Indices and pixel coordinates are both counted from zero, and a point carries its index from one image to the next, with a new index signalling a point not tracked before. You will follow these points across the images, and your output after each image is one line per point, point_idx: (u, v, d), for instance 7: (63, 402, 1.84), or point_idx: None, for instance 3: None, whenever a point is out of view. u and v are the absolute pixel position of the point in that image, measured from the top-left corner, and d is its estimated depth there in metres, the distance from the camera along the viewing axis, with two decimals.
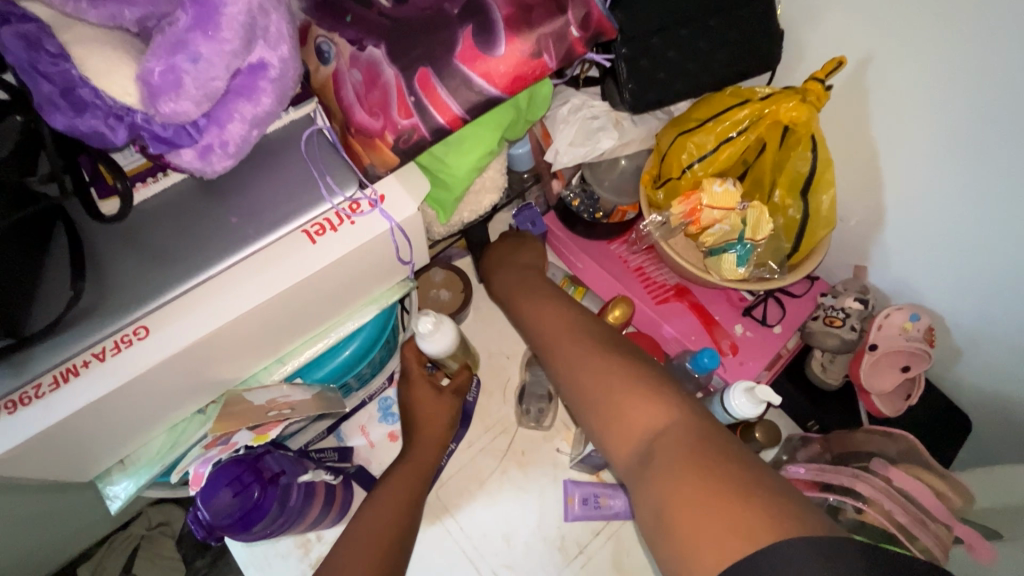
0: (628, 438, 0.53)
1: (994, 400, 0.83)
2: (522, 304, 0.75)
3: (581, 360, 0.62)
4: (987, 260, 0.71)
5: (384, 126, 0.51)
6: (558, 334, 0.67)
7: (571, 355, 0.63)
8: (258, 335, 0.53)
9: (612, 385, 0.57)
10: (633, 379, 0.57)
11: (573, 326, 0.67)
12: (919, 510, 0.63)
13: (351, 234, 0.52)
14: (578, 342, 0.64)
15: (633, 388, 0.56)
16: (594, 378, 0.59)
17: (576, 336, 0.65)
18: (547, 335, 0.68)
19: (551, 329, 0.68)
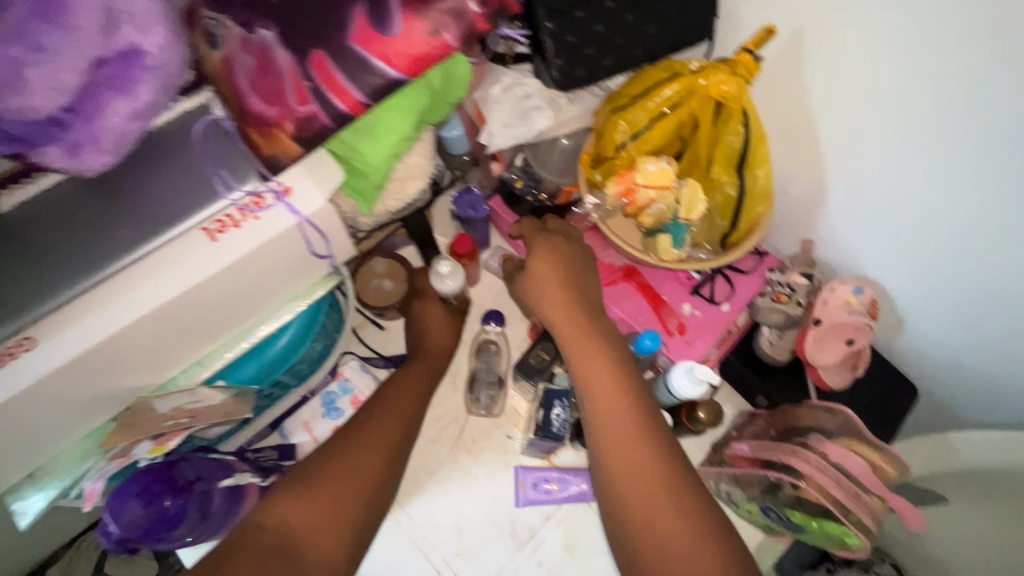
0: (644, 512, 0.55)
1: (939, 367, 0.84)
2: (561, 323, 0.67)
3: (620, 435, 0.59)
4: (926, 229, 0.71)
5: (280, 114, 0.48)
6: (603, 388, 0.62)
7: (600, 396, 0.62)
8: (164, 341, 0.51)
9: (653, 486, 0.56)
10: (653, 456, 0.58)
11: (604, 355, 0.64)
12: (853, 484, 0.63)
13: (255, 230, 0.50)
14: (622, 407, 0.60)
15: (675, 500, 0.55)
16: (631, 465, 0.57)
17: (622, 397, 0.61)
18: (587, 382, 0.63)
19: (577, 350, 0.66)
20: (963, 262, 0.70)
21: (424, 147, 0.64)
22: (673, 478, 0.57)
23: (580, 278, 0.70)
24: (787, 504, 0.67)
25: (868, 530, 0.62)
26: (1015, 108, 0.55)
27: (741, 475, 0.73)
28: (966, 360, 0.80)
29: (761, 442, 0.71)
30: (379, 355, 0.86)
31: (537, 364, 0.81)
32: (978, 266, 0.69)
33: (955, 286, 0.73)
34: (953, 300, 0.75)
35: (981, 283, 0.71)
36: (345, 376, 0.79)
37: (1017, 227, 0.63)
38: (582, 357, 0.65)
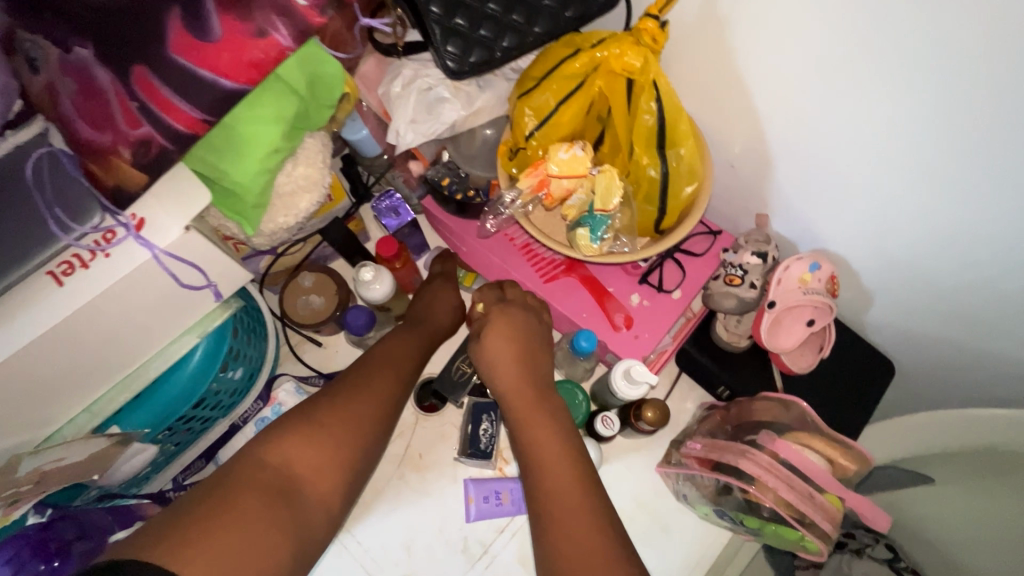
0: None
1: (913, 341, 0.77)
2: (511, 398, 0.63)
3: (569, 519, 0.52)
4: (883, 194, 0.64)
5: (114, 140, 0.44)
6: (550, 473, 0.56)
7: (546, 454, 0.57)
8: (29, 393, 0.48)
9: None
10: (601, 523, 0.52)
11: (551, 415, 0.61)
12: (807, 484, 0.58)
13: (106, 270, 0.46)
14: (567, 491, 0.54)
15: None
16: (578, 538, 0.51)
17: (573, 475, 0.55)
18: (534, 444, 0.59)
19: (524, 413, 0.61)
20: (924, 226, 0.64)
21: (312, 156, 0.59)
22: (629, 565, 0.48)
23: (531, 346, 0.68)
24: (740, 509, 0.62)
25: (827, 534, 0.57)
26: (964, 56, 0.48)
27: (694, 475, 0.68)
28: (940, 333, 0.73)
29: (712, 440, 0.65)
30: (316, 373, 0.82)
31: (459, 379, 0.78)
32: (940, 229, 0.63)
33: (918, 252, 0.67)
34: (918, 268, 0.69)
35: (946, 249, 0.64)
36: (278, 401, 0.74)
37: (980, 187, 0.56)
38: (530, 423, 0.60)
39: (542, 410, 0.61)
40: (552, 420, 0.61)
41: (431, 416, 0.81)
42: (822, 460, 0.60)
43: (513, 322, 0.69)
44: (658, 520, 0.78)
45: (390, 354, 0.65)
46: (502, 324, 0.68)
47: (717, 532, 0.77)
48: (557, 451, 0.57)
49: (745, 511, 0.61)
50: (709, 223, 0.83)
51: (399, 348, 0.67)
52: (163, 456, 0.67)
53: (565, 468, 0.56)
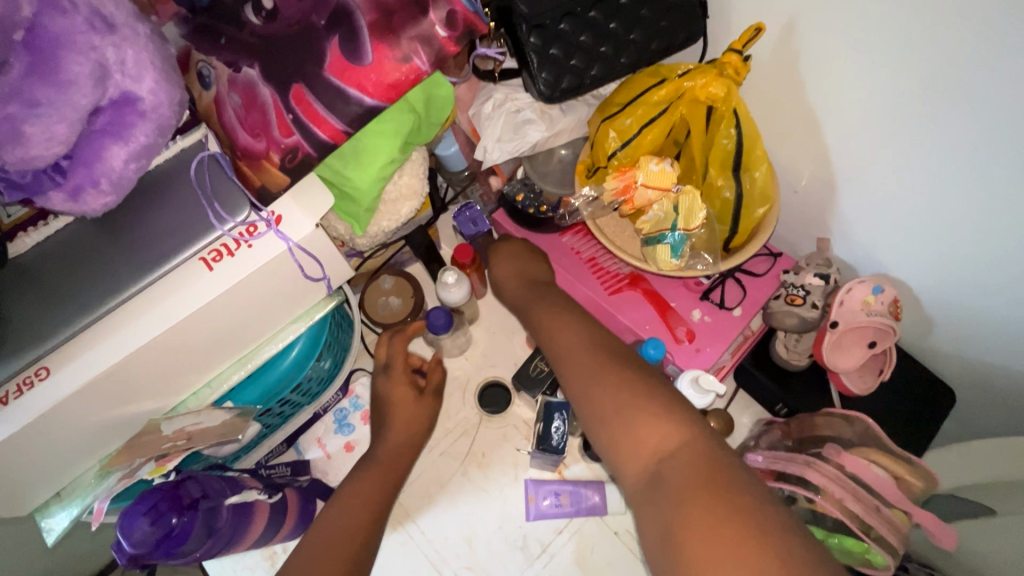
0: (637, 453, 0.50)
1: (975, 372, 0.78)
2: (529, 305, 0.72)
3: (588, 374, 0.57)
4: (950, 226, 0.67)
5: (267, 146, 0.51)
6: (565, 349, 0.62)
7: (560, 333, 0.64)
8: (171, 365, 0.54)
9: (640, 426, 0.51)
10: (615, 371, 0.56)
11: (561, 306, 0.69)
12: (872, 497, 0.60)
13: (248, 258, 0.52)
14: (595, 366, 0.57)
15: (668, 432, 0.49)
16: (598, 384, 0.56)
17: (582, 342, 0.61)
18: (547, 332, 0.66)
19: (537, 313, 0.69)
20: (991, 259, 0.66)
21: (415, 168, 0.65)
22: (652, 401, 0.53)
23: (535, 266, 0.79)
24: (805, 520, 0.63)
25: (893, 547, 0.59)
26: None
27: None
28: (1006, 366, 0.74)
29: (775, 453, 0.67)
30: None
31: (536, 375, 0.83)
32: (1007, 265, 0.65)
33: (984, 283, 0.69)
34: (985, 299, 0.70)
35: (1012, 283, 0.66)
36: (356, 393, 0.82)
37: None
38: (542, 318, 0.68)
39: (558, 314, 0.67)
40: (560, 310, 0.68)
41: (494, 418, 0.85)
42: (892, 477, 0.61)
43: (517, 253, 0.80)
44: None
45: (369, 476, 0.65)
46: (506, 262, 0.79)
47: None
48: (569, 329, 0.64)
49: (811, 522, 0.63)
50: (770, 246, 0.86)
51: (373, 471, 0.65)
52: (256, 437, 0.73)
53: (588, 347, 0.60)
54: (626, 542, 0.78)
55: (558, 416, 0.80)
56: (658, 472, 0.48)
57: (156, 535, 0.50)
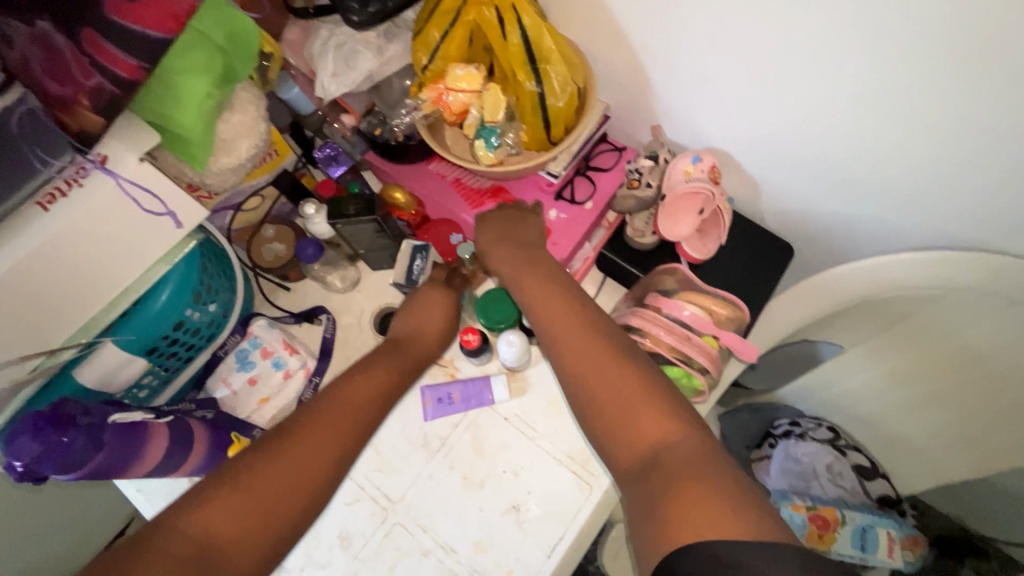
0: (632, 447, 0.59)
1: (803, 219, 0.88)
2: (520, 277, 0.78)
3: (592, 366, 0.65)
4: (746, 84, 0.74)
5: (73, 92, 0.56)
6: (567, 336, 0.69)
7: (558, 315, 0.71)
8: (37, 302, 0.60)
9: (645, 420, 0.59)
10: (616, 363, 0.64)
11: (548, 280, 0.77)
12: (685, 329, 0.69)
13: (81, 197, 0.59)
14: (593, 353, 0.66)
15: (669, 429, 0.58)
16: (597, 377, 0.64)
17: (579, 329, 0.69)
18: (544, 313, 0.73)
19: (530, 285, 0.77)
20: (783, 107, 0.74)
21: (245, 105, 0.72)
22: (652, 396, 0.61)
23: (524, 224, 0.84)
24: None
25: (707, 370, 0.69)
26: None
27: None
28: (821, 205, 0.84)
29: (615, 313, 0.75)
30: (289, 313, 0.94)
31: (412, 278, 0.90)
32: (796, 108, 0.73)
33: (785, 134, 0.77)
34: (790, 147, 0.79)
35: (806, 124, 0.74)
36: (254, 334, 0.87)
37: (815, 56, 0.66)
38: (533, 291, 0.76)
39: (548, 286, 0.76)
40: (552, 284, 0.76)
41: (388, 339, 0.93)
42: (704, 311, 0.70)
43: (509, 219, 0.85)
44: None
45: (363, 379, 0.75)
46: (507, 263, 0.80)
47: None
48: (566, 314, 0.71)
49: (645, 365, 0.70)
50: (615, 143, 0.94)
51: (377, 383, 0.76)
52: (159, 377, 0.80)
53: (589, 335, 0.68)
54: (516, 424, 0.87)
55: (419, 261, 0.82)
56: (655, 458, 0.57)
57: (40, 449, 0.57)
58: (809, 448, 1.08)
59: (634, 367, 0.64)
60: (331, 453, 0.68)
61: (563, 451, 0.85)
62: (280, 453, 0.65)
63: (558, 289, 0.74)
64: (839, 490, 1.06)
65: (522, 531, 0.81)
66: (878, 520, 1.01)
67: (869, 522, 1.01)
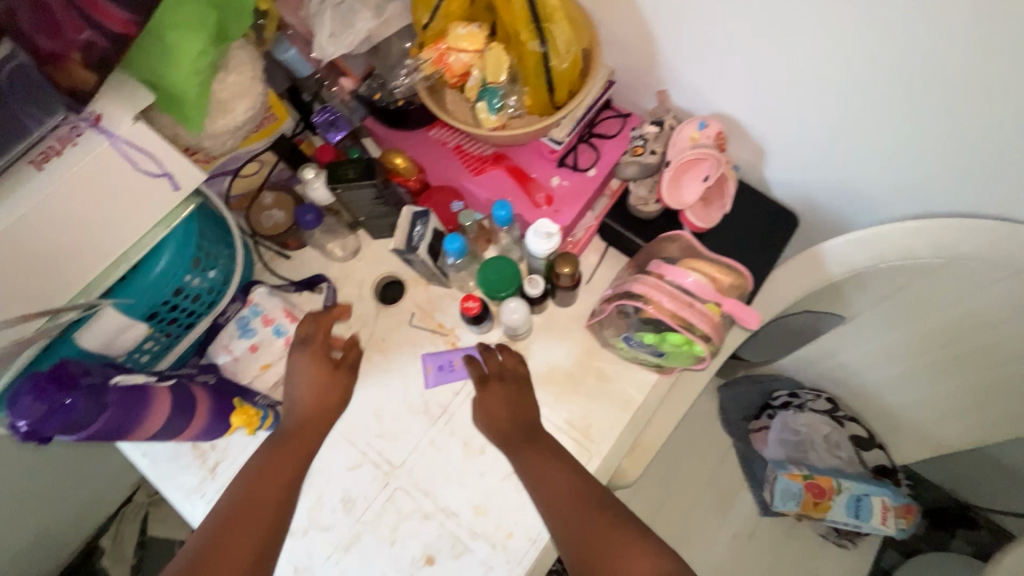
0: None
1: (809, 188, 0.87)
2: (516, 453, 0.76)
3: (574, 514, 0.66)
4: (756, 48, 0.72)
5: (63, 47, 0.54)
6: (562, 502, 0.68)
7: (548, 492, 0.70)
8: (34, 265, 0.60)
9: (627, 556, 0.60)
10: (600, 515, 0.65)
11: (542, 451, 0.76)
12: (688, 296, 0.68)
13: (75, 155, 0.58)
14: (580, 514, 0.66)
15: (653, 563, 0.59)
16: (570, 518, 0.66)
17: (572, 501, 0.68)
18: (539, 487, 0.71)
19: (526, 462, 0.75)
20: (792, 71, 0.72)
21: (241, 66, 0.70)
22: (632, 537, 0.62)
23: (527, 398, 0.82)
24: (642, 329, 0.72)
25: (708, 337, 0.68)
26: None
27: (611, 317, 0.77)
28: (829, 174, 0.82)
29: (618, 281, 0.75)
30: (289, 281, 0.94)
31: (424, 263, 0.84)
32: (805, 72, 0.71)
33: (793, 100, 0.75)
34: (798, 113, 0.77)
35: (814, 89, 0.72)
36: (255, 302, 0.86)
37: (828, 19, 0.64)
38: (530, 466, 0.74)
39: (547, 458, 0.74)
40: (548, 457, 0.74)
41: (389, 307, 0.92)
42: (708, 280, 0.69)
43: (507, 394, 0.82)
44: (596, 372, 0.87)
45: (272, 467, 0.73)
46: (496, 398, 0.81)
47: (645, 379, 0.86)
48: (557, 486, 0.70)
49: (647, 330, 0.71)
50: (618, 109, 0.92)
51: (271, 469, 0.72)
52: (161, 342, 0.80)
53: (581, 505, 0.67)
54: None
55: (422, 224, 0.78)
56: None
57: (43, 410, 0.58)
58: (807, 419, 1.10)
59: (612, 514, 0.65)
60: (247, 548, 0.64)
61: (564, 419, 0.85)
62: (214, 548, 0.63)
63: (554, 460, 0.73)
64: (835, 460, 1.08)
65: (522, 496, 0.82)
66: (873, 488, 1.04)
67: (864, 491, 1.03)
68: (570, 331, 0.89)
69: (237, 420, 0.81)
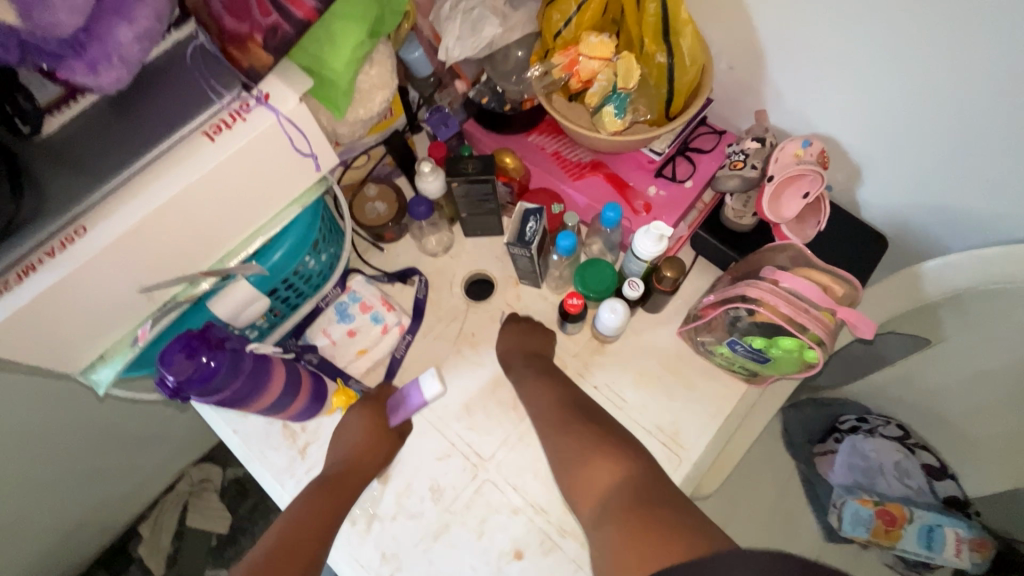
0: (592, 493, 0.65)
1: (901, 210, 0.89)
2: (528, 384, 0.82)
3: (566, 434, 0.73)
4: (870, 72, 0.75)
5: (250, 29, 0.59)
6: (557, 429, 0.74)
7: (551, 419, 0.76)
8: (191, 231, 0.62)
9: (600, 466, 0.66)
10: (601, 434, 0.70)
11: (552, 387, 0.80)
12: (803, 302, 0.69)
13: (244, 130, 0.60)
14: (577, 435, 0.72)
15: (622, 467, 0.64)
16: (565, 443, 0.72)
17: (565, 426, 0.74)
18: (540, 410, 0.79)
19: (530, 393, 0.81)
20: (906, 97, 0.75)
21: (383, 59, 0.74)
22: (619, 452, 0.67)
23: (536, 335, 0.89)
24: (750, 334, 0.73)
25: (821, 342, 0.69)
26: None
27: (714, 321, 0.79)
28: (925, 197, 0.85)
29: (724, 287, 0.76)
30: (384, 272, 0.96)
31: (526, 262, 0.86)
32: (915, 98, 0.74)
33: (897, 124, 0.78)
34: (904, 137, 0.79)
35: (925, 114, 0.75)
36: (353, 289, 0.89)
37: (951, 46, 0.66)
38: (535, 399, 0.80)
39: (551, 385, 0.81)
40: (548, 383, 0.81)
41: (480, 304, 0.94)
42: (822, 287, 0.71)
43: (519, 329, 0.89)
44: (686, 379, 0.88)
45: (321, 499, 0.72)
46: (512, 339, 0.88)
47: (735, 388, 0.87)
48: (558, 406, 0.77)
49: (757, 335, 0.72)
50: (714, 126, 0.96)
51: (322, 501, 0.72)
52: (268, 320, 0.83)
53: (572, 421, 0.74)
54: (605, 394, 0.88)
55: (535, 220, 0.80)
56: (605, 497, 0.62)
57: (191, 367, 0.60)
58: (877, 444, 1.09)
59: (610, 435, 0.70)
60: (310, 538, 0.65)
61: (653, 422, 0.86)
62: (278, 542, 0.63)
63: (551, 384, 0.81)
64: (904, 488, 1.07)
65: None
66: (947, 520, 1.02)
67: (937, 521, 1.02)
68: (659, 337, 0.90)
69: (335, 400, 0.84)
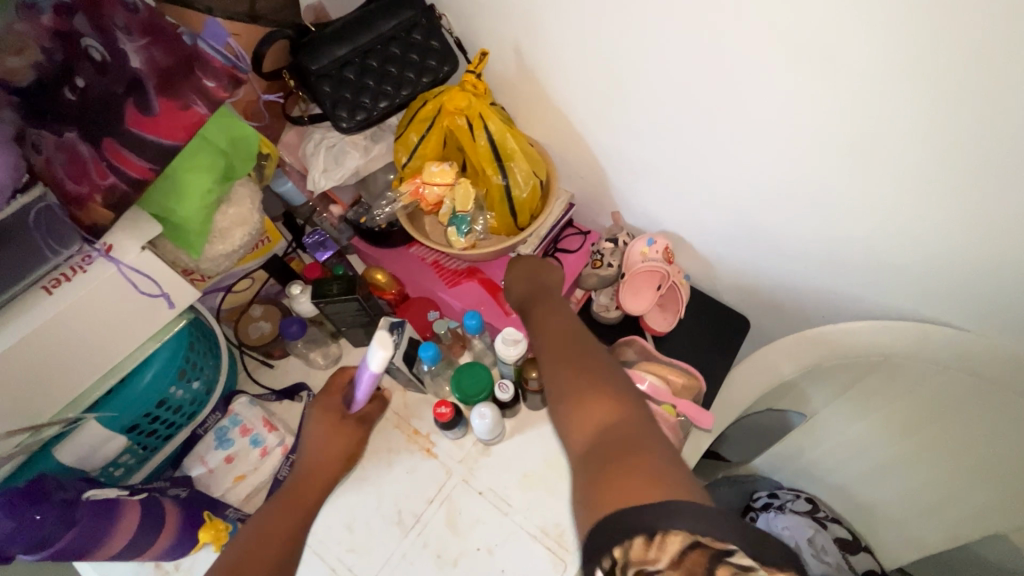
0: (582, 426, 0.58)
1: (751, 292, 0.96)
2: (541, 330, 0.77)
3: (557, 369, 0.67)
4: (687, 175, 0.84)
5: (90, 189, 0.63)
6: (554, 347, 0.72)
7: (552, 354, 0.70)
8: (28, 383, 0.64)
9: (590, 404, 0.59)
10: (584, 357, 0.68)
11: (568, 327, 0.76)
12: (642, 398, 0.73)
13: (84, 282, 0.64)
14: (576, 369, 0.65)
15: (617, 411, 0.58)
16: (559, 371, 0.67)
17: (563, 344, 0.72)
18: (542, 332, 0.76)
19: (544, 326, 0.77)
20: (719, 197, 0.84)
21: (241, 199, 0.80)
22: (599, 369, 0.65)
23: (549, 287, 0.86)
24: None
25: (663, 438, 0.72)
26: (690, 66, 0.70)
27: None
28: (767, 279, 0.92)
29: None
30: (271, 390, 0.97)
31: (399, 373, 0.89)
32: (728, 196, 0.83)
33: (721, 218, 0.87)
34: (730, 229, 0.88)
35: (740, 209, 0.84)
36: (235, 411, 0.89)
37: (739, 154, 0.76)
38: (554, 364, 0.68)
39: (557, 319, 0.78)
40: (553, 309, 0.80)
41: None
42: (663, 380, 0.76)
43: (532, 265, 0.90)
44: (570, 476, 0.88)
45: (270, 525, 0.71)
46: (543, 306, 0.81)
47: None
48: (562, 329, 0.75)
49: None
50: (580, 227, 1.02)
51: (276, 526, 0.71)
52: (136, 456, 0.82)
53: (569, 343, 0.71)
54: (490, 499, 0.87)
55: (397, 332, 0.85)
56: (597, 425, 0.56)
57: (15, 527, 0.58)
58: (788, 521, 1.06)
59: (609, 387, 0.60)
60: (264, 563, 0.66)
61: (538, 525, 0.85)
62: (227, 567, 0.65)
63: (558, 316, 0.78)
64: (823, 566, 1.04)
65: None
66: None
67: None
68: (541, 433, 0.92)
69: (205, 534, 0.79)
